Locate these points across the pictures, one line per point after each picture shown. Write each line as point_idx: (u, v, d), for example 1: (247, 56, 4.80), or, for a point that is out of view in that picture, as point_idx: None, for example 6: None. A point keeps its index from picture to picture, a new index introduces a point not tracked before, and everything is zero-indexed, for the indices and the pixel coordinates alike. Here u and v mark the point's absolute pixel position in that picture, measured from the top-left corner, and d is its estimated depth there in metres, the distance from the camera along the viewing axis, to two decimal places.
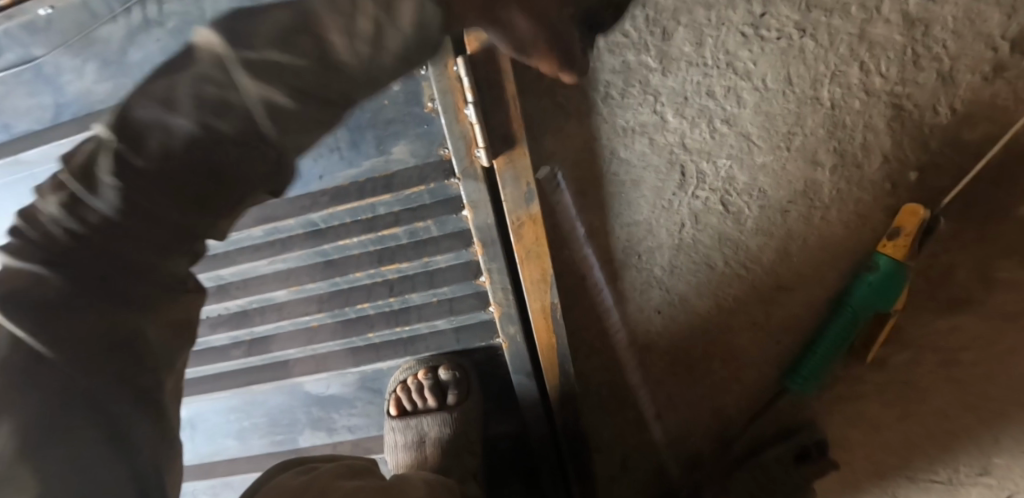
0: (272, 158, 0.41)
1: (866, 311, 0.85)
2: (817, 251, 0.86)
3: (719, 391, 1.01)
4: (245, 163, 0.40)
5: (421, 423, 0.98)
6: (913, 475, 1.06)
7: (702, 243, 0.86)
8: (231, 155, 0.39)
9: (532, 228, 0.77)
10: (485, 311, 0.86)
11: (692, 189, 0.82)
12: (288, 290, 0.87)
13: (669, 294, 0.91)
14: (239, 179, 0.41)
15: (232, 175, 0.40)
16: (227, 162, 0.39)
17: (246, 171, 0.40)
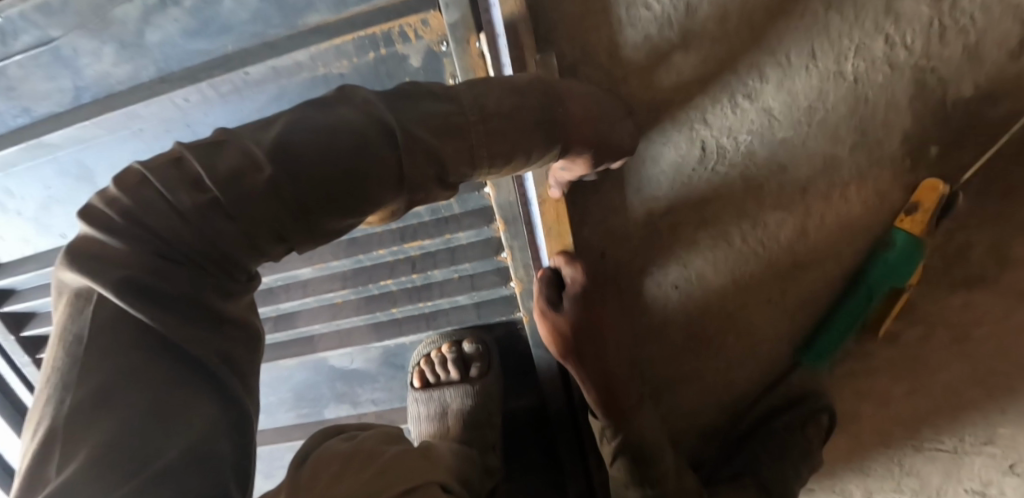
0: (356, 199, 0.46)
1: (881, 287, 0.86)
2: (834, 228, 0.86)
3: (734, 366, 1.02)
4: (335, 195, 0.45)
5: (443, 395, 1.00)
6: (919, 444, 1.09)
7: (720, 218, 0.86)
8: (328, 192, 0.44)
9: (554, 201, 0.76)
10: (506, 286, 0.88)
11: (712, 165, 0.82)
12: (313, 268, 0.91)
13: (685, 268, 0.92)
14: (322, 212, 0.45)
15: (321, 213, 0.45)
16: (318, 197, 0.44)
17: (329, 207, 0.45)
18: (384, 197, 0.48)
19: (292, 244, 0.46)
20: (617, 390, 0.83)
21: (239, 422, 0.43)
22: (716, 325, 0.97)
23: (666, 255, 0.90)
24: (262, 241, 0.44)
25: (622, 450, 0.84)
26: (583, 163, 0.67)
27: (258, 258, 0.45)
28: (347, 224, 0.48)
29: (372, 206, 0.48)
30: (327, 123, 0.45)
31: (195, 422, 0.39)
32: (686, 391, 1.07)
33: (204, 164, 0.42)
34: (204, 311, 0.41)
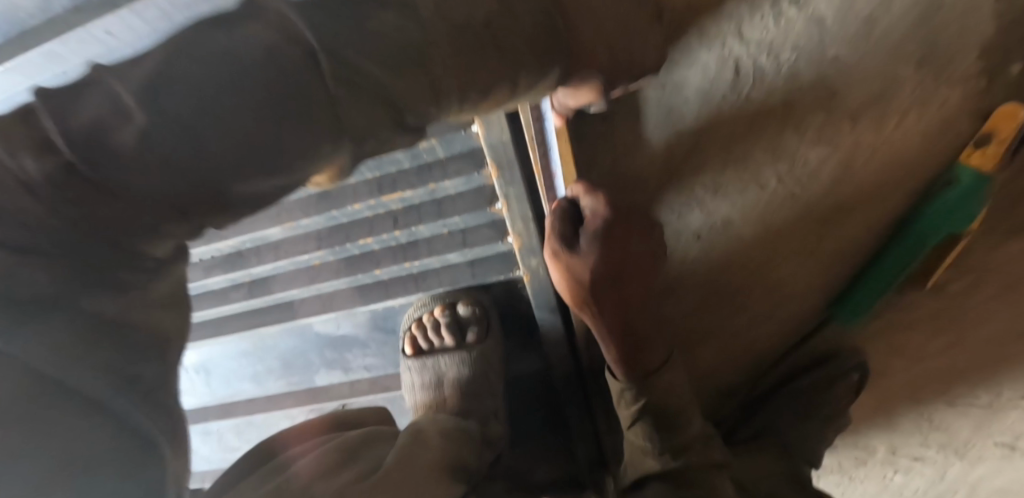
0: (287, 148, 0.38)
1: (936, 231, 0.74)
2: (884, 165, 0.74)
3: (758, 321, 0.91)
4: (263, 141, 0.36)
5: (438, 363, 0.91)
6: (951, 399, 1.00)
7: (752, 156, 0.74)
8: (235, 154, 0.35)
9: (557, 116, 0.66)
10: (503, 242, 0.77)
11: (745, 92, 0.70)
12: (282, 227, 0.81)
13: (709, 212, 0.79)
14: (223, 176, 0.36)
15: (223, 179, 0.36)
16: (219, 161, 0.35)
17: (240, 169, 0.36)
18: (315, 144, 0.39)
19: (198, 220, 0.38)
20: (643, 343, 0.75)
21: (164, 411, 0.34)
22: (742, 273, 0.85)
23: (688, 194, 0.78)
24: (148, 224, 0.35)
25: (642, 411, 0.75)
26: (591, 89, 0.58)
27: (161, 239, 0.37)
28: (268, 187, 0.39)
29: (288, 167, 0.39)
30: (227, 47, 0.35)
31: (116, 428, 0.31)
32: (705, 349, 0.96)
33: (54, 118, 0.32)
34: (108, 318, 0.33)
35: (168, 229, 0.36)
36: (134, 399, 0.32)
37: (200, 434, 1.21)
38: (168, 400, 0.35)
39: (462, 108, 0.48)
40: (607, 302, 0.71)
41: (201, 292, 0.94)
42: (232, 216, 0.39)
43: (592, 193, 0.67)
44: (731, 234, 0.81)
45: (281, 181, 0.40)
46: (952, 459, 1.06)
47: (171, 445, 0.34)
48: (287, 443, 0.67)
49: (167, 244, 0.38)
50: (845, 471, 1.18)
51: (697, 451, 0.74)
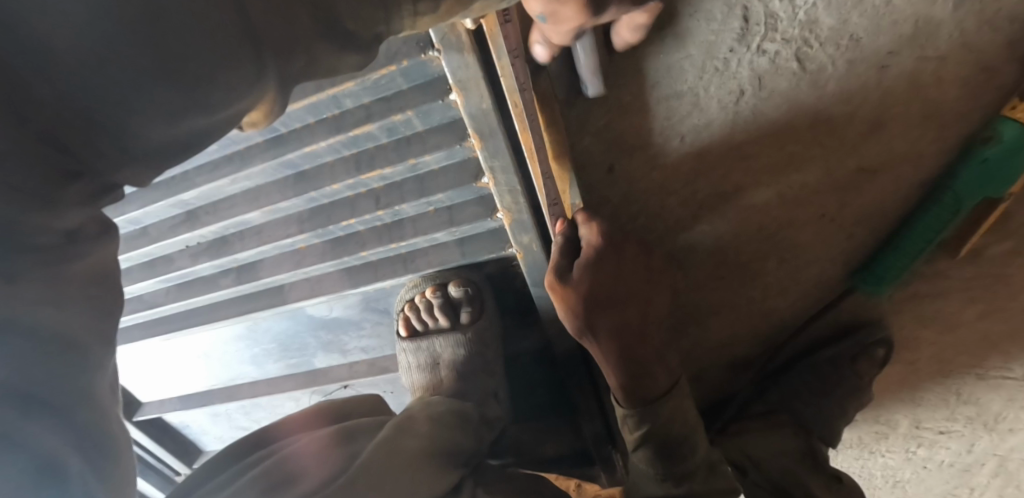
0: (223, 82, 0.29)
1: (971, 197, 0.66)
2: (915, 120, 0.66)
3: (773, 292, 0.85)
4: (184, 76, 0.27)
5: (432, 345, 0.88)
6: (983, 371, 0.93)
7: (765, 115, 0.66)
8: (133, 90, 0.26)
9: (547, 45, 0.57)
10: (492, 219, 0.71)
11: (756, 42, 0.62)
12: (261, 211, 0.77)
13: (717, 178, 0.72)
14: (123, 116, 0.27)
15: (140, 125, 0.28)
16: (114, 98, 0.26)
17: (146, 110, 0.27)
18: (240, 69, 0.29)
19: (99, 172, 0.30)
20: (647, 367, 0.65)
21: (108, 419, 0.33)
22: (745, 275, 0.83)
23: (698, 211, 0.76)
24: (39, 188, 0.27)
25: (645, 438, 0.65)
26: (573, 7, 0.48)
27: (62, 211, 0.28)
28: (194, 128, 0.30)
29: (212, 99, 0.29)
30: None
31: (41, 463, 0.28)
32: (716, 322, 0.90)
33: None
34: (42, 329, 0.28)
35: (65, 198, 0.28)
36: (60, 425, 0.29)
37: (208, 417, 1.21)
38: (105, 399, 0.33)
39: (417, 10, 0.40)
40: (604, 323, 0.65)
41: (190, 278, 0.91)
42: (148, 169, 0.31)
43: (587, 223, 0.68)
44: (741, 200, 0.74)
45: (204, 121, 0.30)
46: (980, 432, 1.01)
47: (109, 471, 0.33)
48: (279, 430, 0.65)
49: (71, 214, 0.29)
50: (864, 446, 1.14)
51: (702, 477, 0.65)
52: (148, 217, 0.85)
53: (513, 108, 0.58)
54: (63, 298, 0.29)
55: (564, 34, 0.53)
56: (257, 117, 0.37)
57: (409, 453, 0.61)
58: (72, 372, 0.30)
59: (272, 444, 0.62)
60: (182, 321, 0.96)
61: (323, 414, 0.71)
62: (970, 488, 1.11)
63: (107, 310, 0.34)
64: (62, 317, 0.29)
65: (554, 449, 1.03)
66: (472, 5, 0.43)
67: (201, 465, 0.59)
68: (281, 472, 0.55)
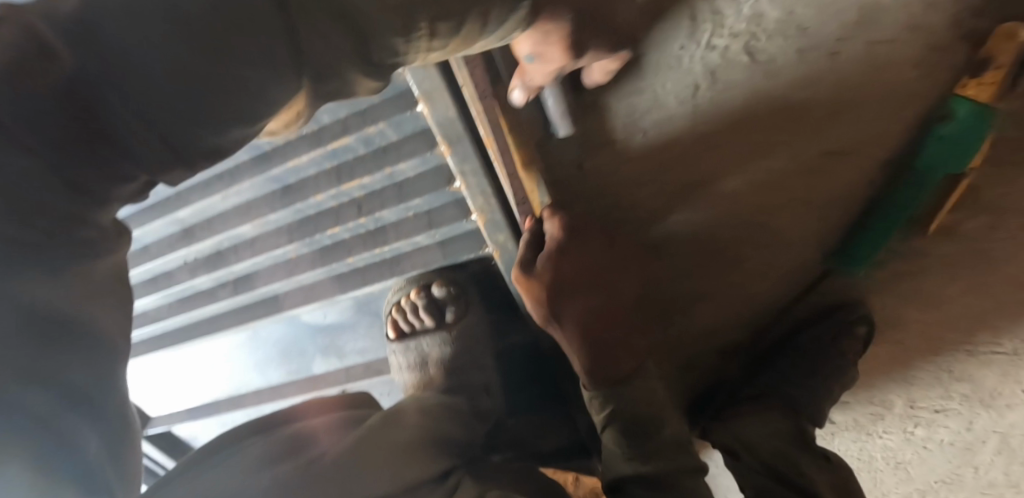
0: (256, 96, 0.36)
1: (934, 175, 0.69)
2: (871, 101, 0.68)
3: (751, 278, 0.87)
4: (234, 94, 0.35)
5: (420, 345, 0.91)
6: (972, 348, 0.93)
7: (724, 106, 0.69)
8: (179, 109, 0.33)
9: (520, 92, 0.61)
10: (467, 220, 0.75)
11: (706, 38, 0.65)
12: (252, 224, 0.81)
13: (684, 169, 0.75)
14: (170, 131, 0.33)
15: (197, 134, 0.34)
16: (170, 110, 0.32)
17: (207, 122, 0.35)
18: (271, 90, 0.37)
19: (152, 177, 0.36)
20: (612, 350, 0.69)
21: (107, 401, 0.37)
22: (721, 263, 0.85)
23: (668, 203, 0.78)
24: (96, 187, 0.34)
25: (612, 417, 0.68)
26: (558, 49, 0.54)
27: (106, 207, 0.35)
28: (234, 137, 0.38)
29: (236, 114, 0.36)
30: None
31: (65, 445, 0.34)
32: (698, 310, 0.92)
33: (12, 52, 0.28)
34: (53, 311, 0.33)
35: (112, 194, 0.35)
36: (69, 407, 0.34)
37: (218, 427, 1.25)
38: (108, 381, 0.38)
39: (430, 45, 0.46)
40: (569, 310, 0.68)
41: (189, 292, 0.95)
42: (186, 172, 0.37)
43: (552, 216, 0.69)
44: (709, 189, 0.77)
45: (240, 131, 0.38)
46: (978, 409, 1.01)
47: (106, 443, 0.38)
48: (295, 413, 0.68)
49: (113, 209, 0.36)
50: (861, 427, 1.15)
51: (670, 452, 0.67)
52: (148, 236, 0.89)
53: (477, 112, 0.62)
54: (93, 291, 0.36)
55: (547, 76, 0.58)
56: (277, 127, 0.45)
57: (398, 442, 0.63)
58: (80, 362, 0.35)
59: (289, 424, 0.65)
60: (186, 333, 1.00)
61: (335, 401, 0.73)
62: (974, 467, 1.10)
63: (123, 307, 0.40)
64: (92, 309, 0.36)
65: (553, 444, 1.05)
66: (474, 43, 0.50)
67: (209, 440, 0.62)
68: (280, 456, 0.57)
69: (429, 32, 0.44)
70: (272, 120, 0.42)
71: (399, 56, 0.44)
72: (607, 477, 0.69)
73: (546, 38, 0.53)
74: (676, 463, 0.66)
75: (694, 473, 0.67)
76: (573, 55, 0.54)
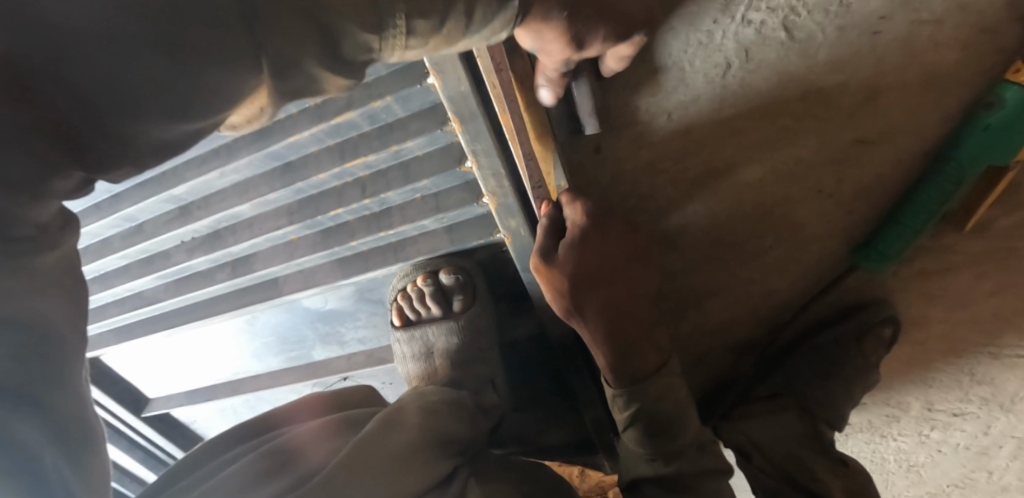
0: (224, 87, 0.32)
1: (977, 167, 0.64)
2: (913, 86, 0.63)
3: (772, 273, 0.83)
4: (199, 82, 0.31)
5: (426, 333, 0.87)
6: (997, 351, 0.90)
7: (754, 88, 0.64)
8: (133, 88, 0.29)
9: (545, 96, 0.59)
10: (479, 204, 0.70)
11: (741, 12, 0.59)
12: (250, 204, 0.77)
13: (708, 154, 0.70)
14: (116, 115, 0.29)
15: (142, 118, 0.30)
16: (120, 96, 0.28)
17: (160, 109, 0.30)
18: (240, 76, 0.33)
19: (92, 174, 0.32)
20: (637, 346, 0.65)
21: (70, 402, 0.34)
22: (741, 256, 0.81)
23: (689, 191, 0.74)
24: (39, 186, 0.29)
25: (635, 417, 0.65)
26: (556, 43, 0.49)
27: (46, 201, 0.30)
28: (181, 132, 0.33)
29: (203, 102, 0.32)
30: None
31: (5, 444, 0.29)
32: (715, 305, 0.89)
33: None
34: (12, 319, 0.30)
35: (52, 192, 0.30)
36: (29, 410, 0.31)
37: (215, 412, 1.22)
38: (71, 377, 0.35)
39: (406, 44, 0.42)
40: (590, 302, 0.64)
41: (185, 273, 0.91)
42: (133, 166, 0.33)
43: (572, 203, 0.67)
44: (734, 177, 0.72)
45: (196, 124, 0.34)
46: (996, 413, 0.97)
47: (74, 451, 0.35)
48: (294, 415, 0.66)
49: (49, 207, 0.30)
50: (874, 429, 1.12)
51: (692, 456, 0.65)
52: (142, 214, 0.85)
53: (493, 90, 0.57)
54: (53, 292, 0.33)
55: (557, 68, 0.54)
56: (240, 121, 0.38)
57: (396, 448, 0.59)
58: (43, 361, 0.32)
59: (286, 428, 0.63)
60: (182, 317, 0.96)
61: (331, 402, 0.71)
62: (988, 471, 1.07)
63: (74, 298, 0.35)
64: (41, 304, 0.31)
65: (557, 438, 1.04)
66: (456, 42, 0.45)
67: (207, 440, 0.61)
68: (282, 456, 0.56)
69: (407, 28, 0.40)
70: (230, 114, 0.36)
71: (372, 52, 0.41)
72: (624, 475, 0.69)
73: (540, 35, 0.49)
74: (696, 466, 0.64)
75: (717, 474, 0.65)
76: (571, 49, 0.49)
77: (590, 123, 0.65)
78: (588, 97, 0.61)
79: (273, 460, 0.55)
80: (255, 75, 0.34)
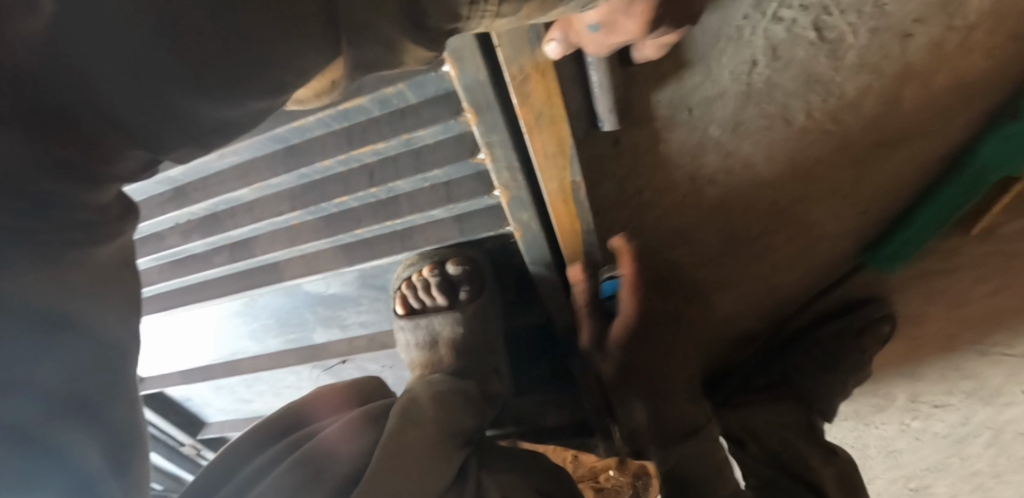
0: (289, 62, 0.29)
1: (995, 171, 0.68)
2: (936, 91, 0.63)
3: (779, 270, 0.84)
4: (262, 63, 0.28)
5: (432, 322, 0.87)
6: (983, 348, 0.92)
7: (778, 87, 0.62)
8: (190, 76, 0.25)
9: (529, 63, 0.53)
10: (489, 197, 0.69)
11: (773, 8, 0.55)
12: (251, 188, 0.74)
13: (725, 152, 0.69)
14: (190, 98, 0.26)
15: (208, 105, 0.27)
16: (179, 82, 0.25)
17: (228, 95, 0.27)
18: (309, 53, 0.29)
19: (154, 155, 0.29)
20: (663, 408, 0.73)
21: (131, 429, 0.35)
22: (750, 254, 0.82)
23: (701, 188, 0.73)
24: (91, 170, 0.27)
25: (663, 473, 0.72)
26: (636, 20, 0.44)
27: (104, 187, 0.28)
28: (249, 113, 0.30)
29: (272, 83, 0.29)
30: None
31: (74, 466, 0.30)
32: (719, 299, 0.89)
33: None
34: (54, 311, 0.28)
35: (111, 174, 0.28)
36: (101, 434, 0.32)
37: (211, 390, 1.21)
38: (132, 404, 0.36)
39: (497, 12, 0.36)
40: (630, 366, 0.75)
41: (182, 255, 0.89)
42: (200, 148, 0.30)
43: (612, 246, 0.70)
44: (748, 177, 0.71)
45: (264, 104, 0.30)
46: (977, 406, 1.00)
47: (129, 479, 0.35)
48: (315, 409, 0.65)
49: (111, 190, 0.29)
50: (859, 417, 1.12)
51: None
52: (136, 195, 0.81)
53: (511, 80, 0.53)
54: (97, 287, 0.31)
55: (604, 47, 0.48)
56: (307, 95, 0.37)
57: (416, 458, 0.59)
58: (114, 388, 0.33)
59: (305, 430, 0.61)
60: (178, 299, 0.94)
61: (346, 395, 0.70)
62: (961, 457, 1.10)
63: (127, 293, 0.34)
64: (92, 306, 0.31)
65: (555, 421, 1.05)
66: (551, 11, 0.39)
67: (229, 444, 0.59)
68: (319, 457, 0.54)
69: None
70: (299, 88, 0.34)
71: (458, 21, 0.36)
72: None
73: (628, 9, 0.43)
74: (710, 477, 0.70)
75: None
76: (648, 30, 0.45)
77: (607, 117, 0.62)
78: (608, 89, 0.57)
79: (309, 467, 0.53)
80: (327, 55, 0.31)
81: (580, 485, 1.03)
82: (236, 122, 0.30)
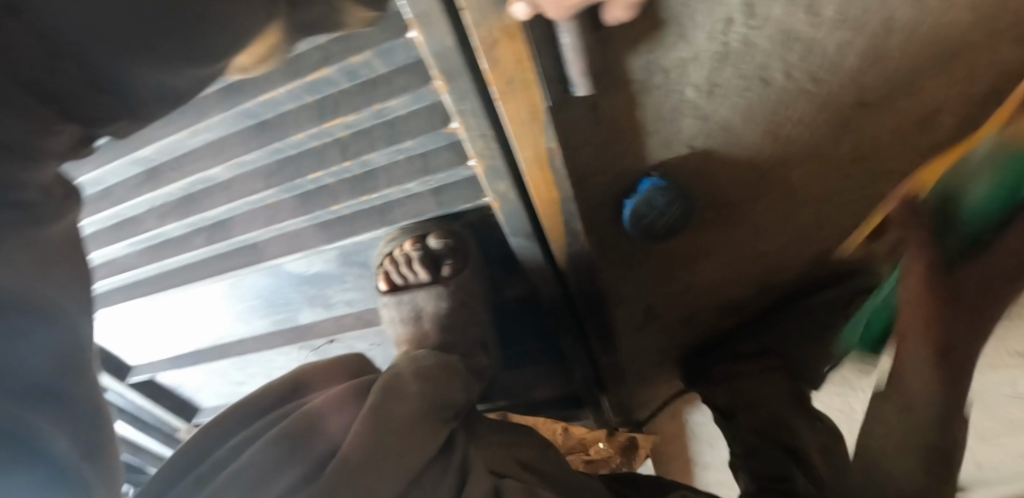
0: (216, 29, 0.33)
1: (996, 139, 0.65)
2: (923, 45, 0.60)
3: (763, 236, 0.83)
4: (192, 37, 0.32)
5: (415, 297, 0.87)
6: None
7: (757, 46, 0.60)
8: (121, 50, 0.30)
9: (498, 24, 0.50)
10: (465, 166, 0.68)
11: None
12: (224, 166, 0.73)
13: (705, 116, 0.68)
14: (124, 69, 0.31)
15: (145, 76, 0.32)
16: (110, 55, 0.29)
17: (163, 64, 0.32)
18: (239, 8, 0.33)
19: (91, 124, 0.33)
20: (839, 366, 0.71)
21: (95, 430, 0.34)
22: (732, 219, 0.81)
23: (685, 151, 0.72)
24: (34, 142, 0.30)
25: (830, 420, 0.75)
26: None
27: (42, 163, 0.31)
28: (189, 80, 0.35)
29: (204, 52, 0.33)
30: None
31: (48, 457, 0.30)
32: (703, 267, 0.88)
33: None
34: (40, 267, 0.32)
35: (44, 148, 0.31)
36: (70, 427, 0.32)
37: (203, 374, 1.21)
38: (98, 400, 0.35)
39: None
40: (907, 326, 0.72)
41: (161, 239, 0.88)
42: (137, 119, 0.35)
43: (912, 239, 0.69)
44: (731, 139, 0.70)
45: (199, 73, 0.35)
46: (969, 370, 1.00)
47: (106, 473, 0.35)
48: (300, 385, 0.65)
49: (47, 169, 0.32)
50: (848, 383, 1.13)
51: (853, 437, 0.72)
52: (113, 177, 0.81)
53: (479, 44, 0.51)
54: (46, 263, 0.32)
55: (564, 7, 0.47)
56: (249, 63, 0.40)
57: (399, 431, 0.59)
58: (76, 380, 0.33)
59: (290, 403, 0.61)
60: (161, 283, 0.94)
61: (330, 370, 0.69)
62: None
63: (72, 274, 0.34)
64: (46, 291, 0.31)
65: (545, 393, 1.08)
66: None
67: (210, 420, 0.58)
68: (297, 432, 0.55)
69: None
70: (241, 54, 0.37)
71: None
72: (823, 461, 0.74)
73: None
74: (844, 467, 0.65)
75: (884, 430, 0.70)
76: None
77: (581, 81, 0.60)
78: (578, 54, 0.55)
79: (290, 439, 0.54)
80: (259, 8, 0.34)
81: (569, 456, 1.10)
82: (180, 93, 0.35)
